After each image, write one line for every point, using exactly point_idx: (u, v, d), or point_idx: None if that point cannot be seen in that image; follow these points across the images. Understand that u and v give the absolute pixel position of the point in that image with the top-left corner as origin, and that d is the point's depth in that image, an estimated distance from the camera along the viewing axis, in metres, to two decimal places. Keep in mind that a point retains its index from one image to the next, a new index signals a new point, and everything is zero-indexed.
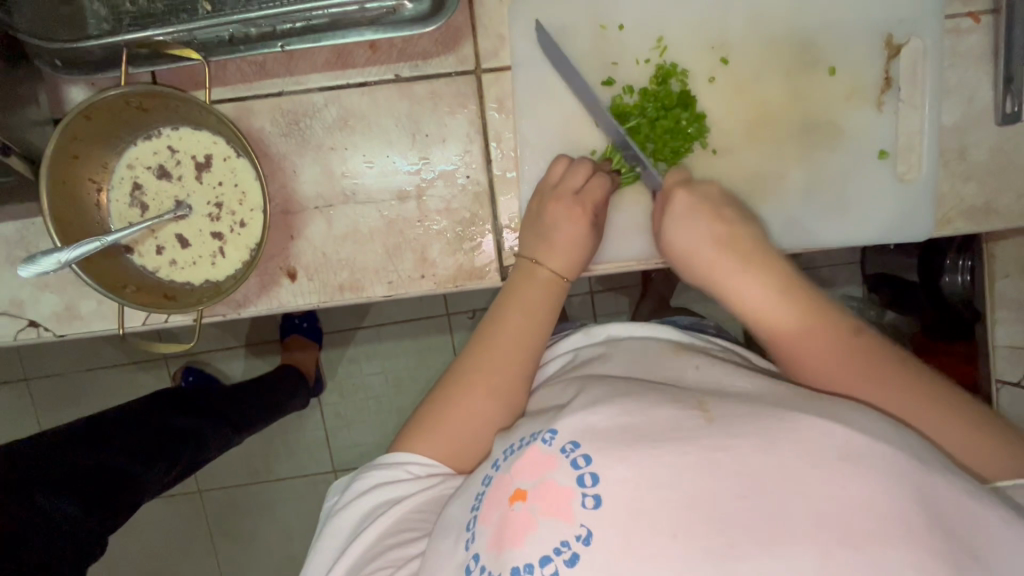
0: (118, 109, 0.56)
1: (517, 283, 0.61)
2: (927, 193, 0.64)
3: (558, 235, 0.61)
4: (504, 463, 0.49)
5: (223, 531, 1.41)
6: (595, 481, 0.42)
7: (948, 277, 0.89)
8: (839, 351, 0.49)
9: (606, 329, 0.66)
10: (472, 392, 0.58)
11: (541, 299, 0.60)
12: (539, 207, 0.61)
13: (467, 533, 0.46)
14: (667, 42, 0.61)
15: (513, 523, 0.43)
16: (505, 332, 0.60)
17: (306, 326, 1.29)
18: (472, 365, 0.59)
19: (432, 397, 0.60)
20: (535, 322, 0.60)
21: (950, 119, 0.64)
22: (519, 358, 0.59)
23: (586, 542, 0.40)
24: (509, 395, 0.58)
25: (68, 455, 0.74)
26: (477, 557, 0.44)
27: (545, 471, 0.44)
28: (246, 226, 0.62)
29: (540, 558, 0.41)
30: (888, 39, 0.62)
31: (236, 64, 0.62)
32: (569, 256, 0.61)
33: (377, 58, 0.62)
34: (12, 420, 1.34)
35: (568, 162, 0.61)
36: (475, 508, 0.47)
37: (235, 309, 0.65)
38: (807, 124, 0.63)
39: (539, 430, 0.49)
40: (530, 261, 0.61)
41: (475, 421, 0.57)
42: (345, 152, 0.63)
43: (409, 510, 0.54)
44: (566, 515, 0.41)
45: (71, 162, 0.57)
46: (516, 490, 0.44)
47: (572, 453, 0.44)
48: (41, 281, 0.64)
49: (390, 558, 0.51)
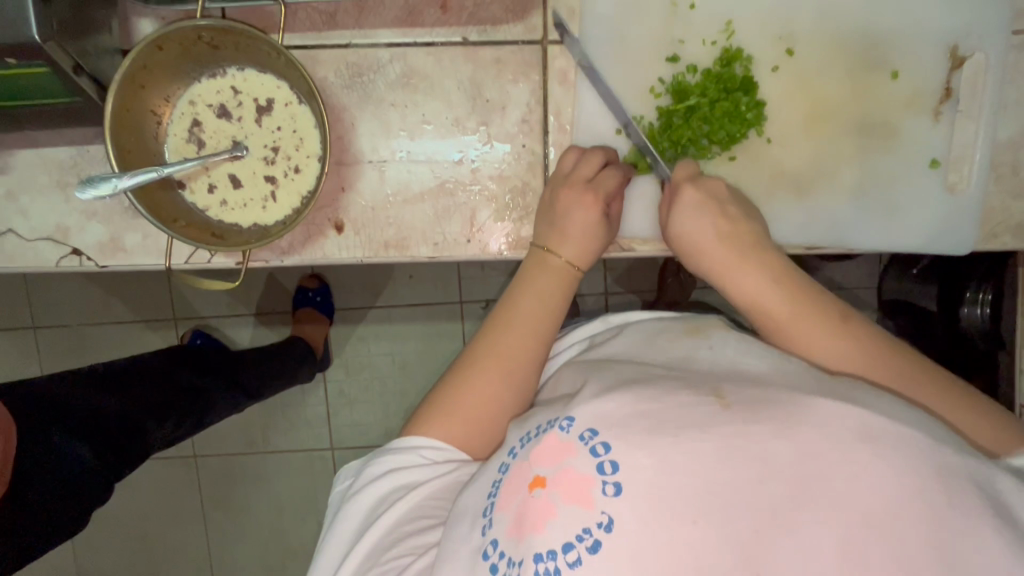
0: (189, 42, 0.57)
1: (530, 272, 0.60)
2: (975, 205, 0.64)
3: (568, 222, 0.60)
4: (520, 451, 0.46)
5: (215, 497, 1.40)
6: (615, 469, 0.40)
7: (966, 308, 0.92)
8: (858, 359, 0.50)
9: (624, 316, 0.64)
10: (484, 376, 0.56)
11: (556, 289, 0.59)
12: (551, 198, 0.61)
13: (483, 519, 0.44)
14: (735, 27, 0.62)
15: (533, 511, 0.41)
16: (517, 317, 0.58)
17: (319, 300, 1.30)
18: (483, 351, 0.58)
19: (442, 384, 0.58)
20: (548, 311, 0.59)
21: (1006, 134, 0.64)
22: (532, 345, 0.58)
23: (607, 529, 0.38)
24: (519, 380, 0.57)
25: (81, 400, 0.73)
26: (495, 543, 0.42)
27: (564, 458, 0.42)
28: (300, 172, 0.62)
29: (563, 544, 0.39)
30: (953, 49, 0.62)
31: (306, 11, 0.62)
32: (582, 243, 0.60)
33: (447, 19, 0.62)
34: (17, 361, 1.34)
35: (581, 152, 0.62)
36: (492, 495, 0.45)
37: (278, 256, 0.65)
38: (863, 123, 0.63)
39: (555, 417, 0.46)
40: (543, 250, 0.61)
41: (488, 405, 0.56)
42: (404, 110, 0.64)
43: (426, 497, 0.52)
44: (586, 501, 0.39)
45: (138, 91, 0.57)
46: (536, 478, 0.42)
47: (591, 441, 0.42)
48: (90, 209, 0.64)
49: (408, 546, 0.50)
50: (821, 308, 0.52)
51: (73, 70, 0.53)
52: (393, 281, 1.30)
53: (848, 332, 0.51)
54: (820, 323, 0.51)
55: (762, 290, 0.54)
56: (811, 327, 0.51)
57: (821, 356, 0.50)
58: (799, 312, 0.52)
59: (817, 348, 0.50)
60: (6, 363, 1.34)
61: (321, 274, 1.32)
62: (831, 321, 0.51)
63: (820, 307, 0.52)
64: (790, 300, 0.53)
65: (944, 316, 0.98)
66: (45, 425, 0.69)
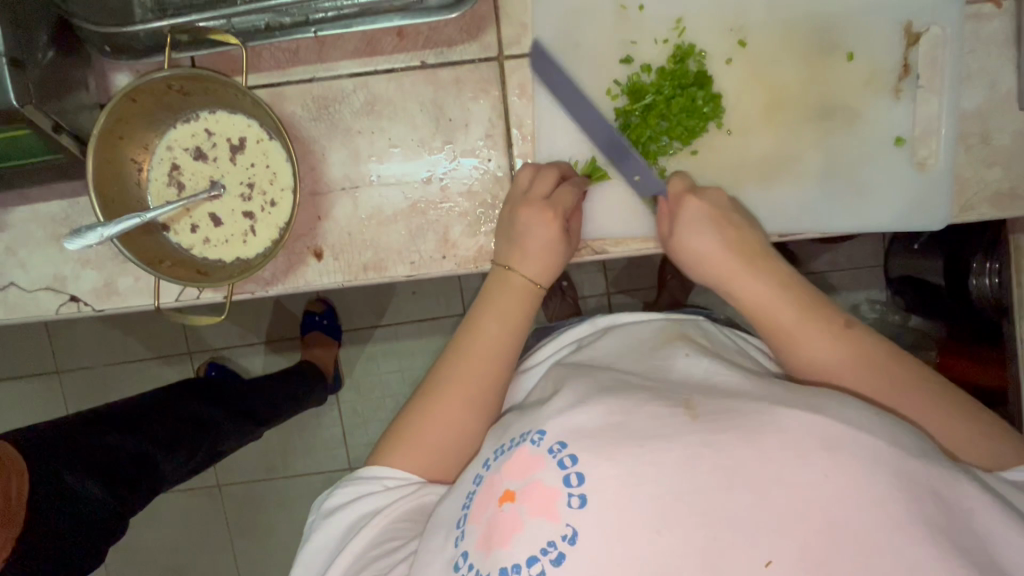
0: (161, 92, 0.59)
1: (491, 293, 0.61)
2: (945, 179, 0.63)
3: (526, 241, 0.61)
4: (494, 463, 0.47)
5: (241, 524, 1.42)
6: (580, 481, 0.41)
7: (973, 280, 0.90)
8: (857, 363, 0.51)
9: (611, 319, 0.66)
10: (449, 398, 0.57)
11: (517, 306, 0.61)
12: (511, 215, 0.62)
13: (456, 531, 0.46)
14: (685, 24, 0.63)
15: (501, 524, 0.42)
16: (479, 338, 0.60)
17: (326, 323, 1.32)
18: (448, 373, 0.59)
19: (409, 408, 0.59)
20: (508, 330, 0.60)
21: (972, 104, 0.63)
22: (497, 364, 0.59)
23: (572, 541, 0.39)
24: (483, 401, 0.58)
25: (94, 438, 0.75)
26: (466, 556, 0.43)
27: (534, 471, 0.43)
28: (276, 205, 0.64)
29: (528, 558, 0.40)
30: (907, 27, 0.62)
31: (271, 52, 0.65)
32: (541, 262, 0.61)
33: (405, 45, 0.64)
34: (44, 405, 1.39)
35: (535, 168, 0.62)
36: (466, 507, 0.46)
37: (263, 287, 0.68)
38: (823, 107, 0.63)
39: (528, 429, 0.48)
40: (504, 268, 0.62)
41: (452, 427, 0.57)
42: (372, 136, 0.66)
43: (391, 521, 0.53)
44: (552, 514, 0.40)
45: (117, 142, 0.60)
46: (506, 491, 0.43)
47: (559, 453, 0.43)
48: (83, 257, 0.68)
49: (375, 568, 0.50)
50: (825, 319, 0.53)
51: (53, 129, 0.57)
52: (396, 299, 1.32)
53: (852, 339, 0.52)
54: (819, 325, 0.53)
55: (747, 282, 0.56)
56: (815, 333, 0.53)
57: (821, 359, 0.52)
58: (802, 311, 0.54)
59: (816, 349, 0.52)
60: (34, 408, 1.39)
61: (327, 298, 1.34)
62: (833, 327, 0.53)
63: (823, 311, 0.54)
64: (796, 313, 0.54)
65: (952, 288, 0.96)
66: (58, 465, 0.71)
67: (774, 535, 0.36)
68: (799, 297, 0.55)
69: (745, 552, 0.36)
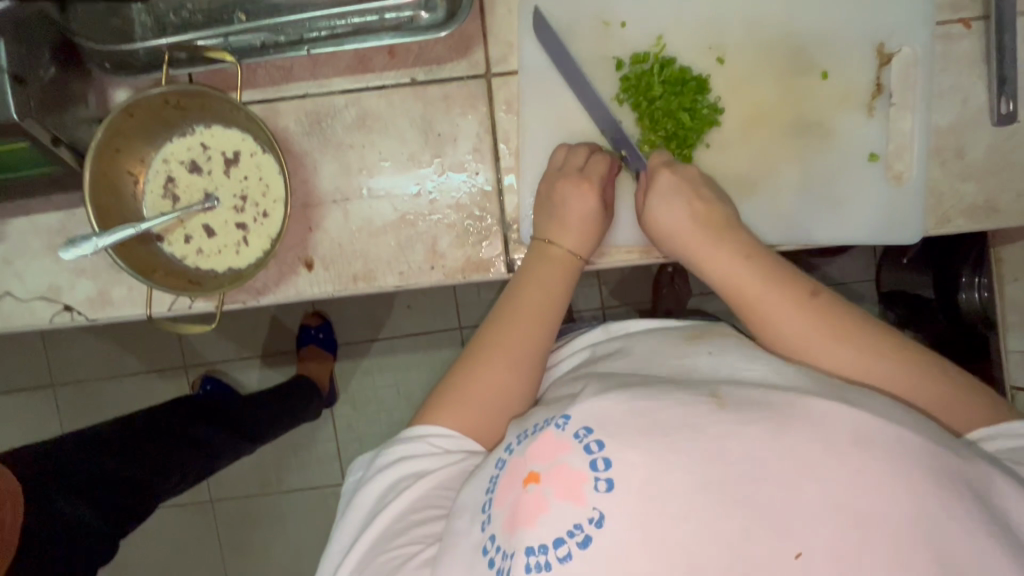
0: (157, 107, 0.61)
1: (534, 263, 0.62)
2: (920, 193, 0.65)
3: (569, 212, 0.63)
4: (517, 447, 0.46)
5: (233, 541, 1.41)
6: (608, 465, 0.40)
7: (964, 294, 0.90)
8: (823, 333, 0.51)
9: (623, 326, 0.63)
10: (493, 362, 0.57)
11: (558, 277, 0.62)
12: (550, 189, 0.64)
13: (482, 515, 0.45)
14: (665, 41, 0.65)
15: (526, 505, 0.41)
16: (523, 308, 0.60)
17: (321, 336, 1.32)
18: (492, 337, 0.59)
19: (450, 372, 0.59)
20: (551, 300, 0.61)
21: (946, 120, 0.65)
22: (538, 332, 0.59)
23: (599, 525, 0.38)
24: (528, 368, 0.58)
25: (83, 462, 0.75)
26: (492, 538, 0.43)
27: (559, 455, 0.42)
28: (268, 216, 0.65)
29: (553, 538, 0.39)
30: (880, 46, 0.64)
31: (265, 69, 0.67)
32: (581, 233, 0.63)
33: (395, 63, 0.67)
34: (37, 420, 1.39)
35: (568, 149, 0.65)
36: (489, 490, 0.46)
37: (254, 297, 0.69)
38: (800, 122, 0.65)
39: (551, 416, 0.46)
40: (544, 241, 0.63)
41: (495, 390, 0.57)
42: (362, 150, 0.67)
43: (434, 486, 0.53)
44: (579, 498, 0.39)
45: (113, 155, 0.62)
46: (531, 473, 0.42)
47: (585, 439, 0.42)
48: (78, 267, 0.69)
49: (416, 535, 0.50)
50: (796, 290, 0.53)
51: (52, 142, 0.59)
52: (393, 313, 1.32)
53: (808, 308, 0.52)
54: (786, 303, 0.52)
55: (725, 265, 0.56)
56: (775, 303, 0.53)
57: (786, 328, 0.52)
58: (770, 294, 0.53)
59: (781, 322, 0.52)
60: (27, 422, 1.39)
61: (323, 312, 1.34)
62: (792, 297, 0.53)
63: (789, 283, 0.53)
64: (764, 280, 0.54)
65: (942, 304, 0.94)
66: (53, 492, 0.71)
67: (800, 525, 0.36)
68: (770, 270, 0.55)
69: (773, 545, 0.36)
